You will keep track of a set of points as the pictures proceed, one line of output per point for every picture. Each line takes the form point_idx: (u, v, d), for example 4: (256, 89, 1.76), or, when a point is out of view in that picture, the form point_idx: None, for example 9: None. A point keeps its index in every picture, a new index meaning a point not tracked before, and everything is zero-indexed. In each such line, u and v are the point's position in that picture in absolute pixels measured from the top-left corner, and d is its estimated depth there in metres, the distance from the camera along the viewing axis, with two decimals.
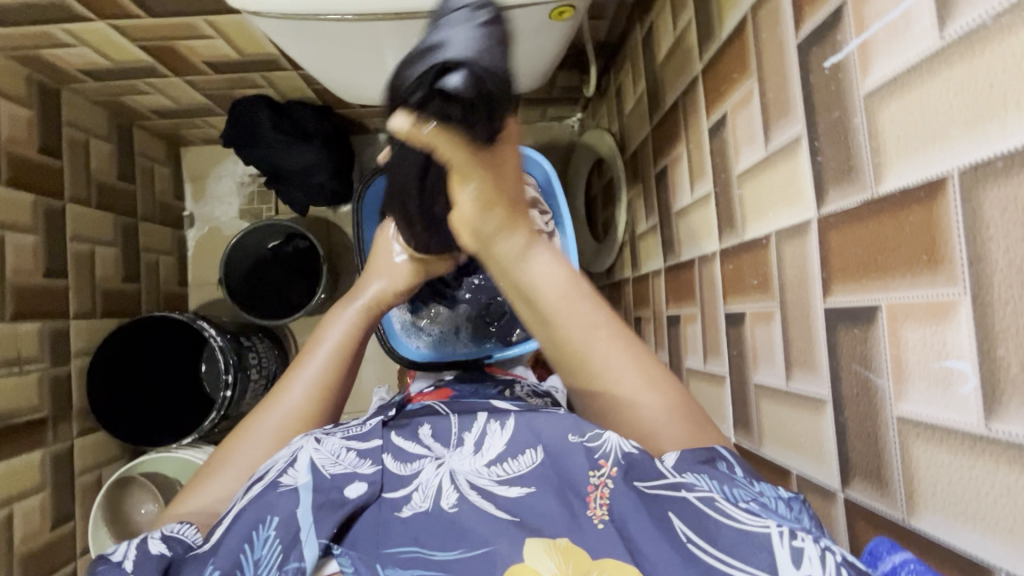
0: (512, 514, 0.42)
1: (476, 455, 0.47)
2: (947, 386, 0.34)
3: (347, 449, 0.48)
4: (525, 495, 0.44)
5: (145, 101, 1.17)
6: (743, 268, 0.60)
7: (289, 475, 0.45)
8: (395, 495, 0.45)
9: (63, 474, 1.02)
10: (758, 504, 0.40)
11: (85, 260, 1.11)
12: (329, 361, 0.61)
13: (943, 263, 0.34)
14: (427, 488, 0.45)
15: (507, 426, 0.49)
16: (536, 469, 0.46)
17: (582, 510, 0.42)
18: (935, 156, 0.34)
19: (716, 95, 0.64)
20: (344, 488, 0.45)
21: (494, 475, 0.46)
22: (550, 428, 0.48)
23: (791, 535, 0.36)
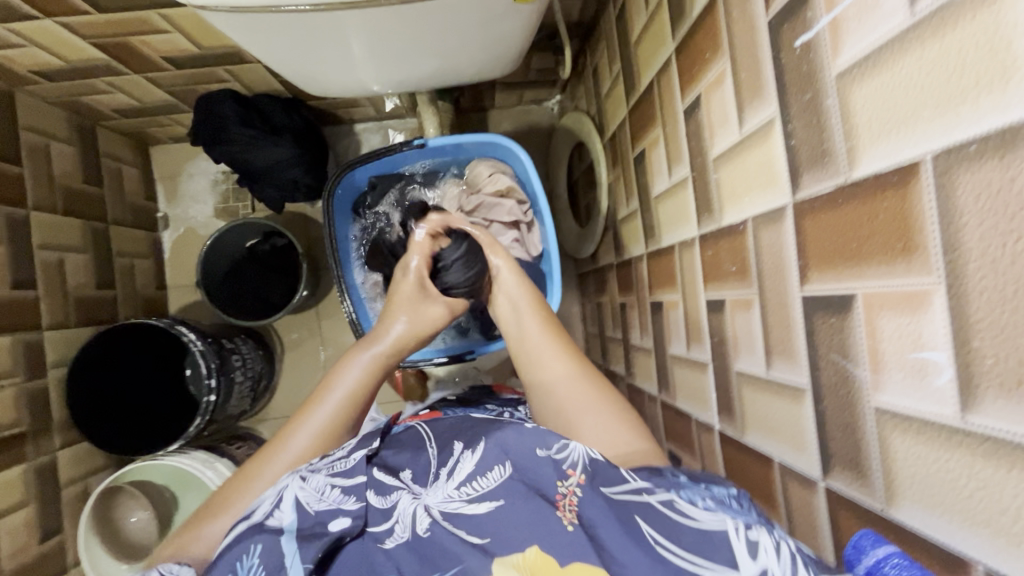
0: (480, 535, 0.44)
1: (448, 482, 0.50)
2: (923, 377, 0.33)
3: (332, 484, 0.50)
4: (494, 507, 0.45)
5: (105, 100, 1.12)
6: (721, 254, 0.59)
7: (275, 516, 0.46)
8: (378, 528, 0.48)
9: (48, 488, 1.00)
10: (716, 501, 0.42)
11: (55, 269, 1.08)
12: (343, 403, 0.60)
13: (917, 252, 0.33)
14: (405, 517, 0.47)
15: (477, 448, 0.52)
16: (503, 483, 0.47)
17: (553, 514, 0.43)
18: (909, 140, 0.33)
19: (690, 76, 0.62)
20: (328, 521, 0.47)
21: (464, 495, 0.48)
22: (518, 445, 0.49)
23: (746, 529, 0.38)
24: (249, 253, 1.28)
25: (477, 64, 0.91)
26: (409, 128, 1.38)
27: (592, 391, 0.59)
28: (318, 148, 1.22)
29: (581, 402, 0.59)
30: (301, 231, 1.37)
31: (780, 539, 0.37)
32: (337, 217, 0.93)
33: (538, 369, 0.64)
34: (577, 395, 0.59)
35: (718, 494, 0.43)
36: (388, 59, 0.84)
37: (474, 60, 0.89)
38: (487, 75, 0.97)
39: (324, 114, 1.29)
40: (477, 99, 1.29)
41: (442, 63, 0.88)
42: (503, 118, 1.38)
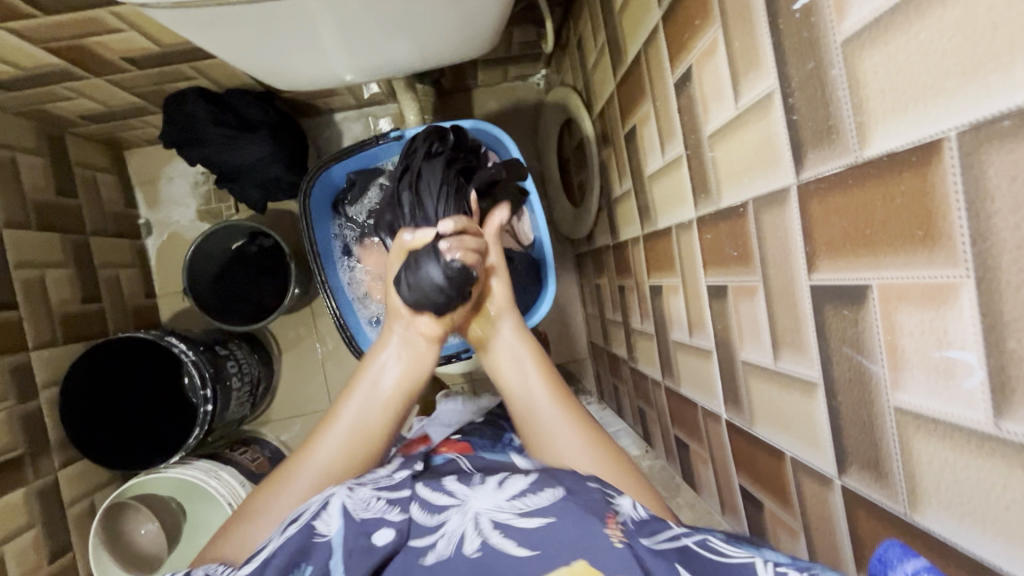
0: (531, 545, 0.42)
1: (497, 492, 0.48)
2: (950, 378, 0.30)
3: (378, 497, 0.49)
4: (545, 523, 0.44)
5: (69, 107, 1.07)
6: (721, 238, 0.55)
7: (322, 519, 0.46)
8: (421, 543, 0.45)
9: (52, 508, 0.99)
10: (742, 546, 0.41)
11: (36, 287, 1.04)
12: (367, 405, 0.59)
13: (940, 241, 0.29)
14: (453, 534, 0.45)
15: (530, 477, 0.51)
16: (554, 503, 0.46)
17: (601, 528, 0.42)
18: (928, 115, 0.29)
19: (679, 45, 0.57)
20: (373, 534, 0.45)
21: (515, 509, 0.46)
22: (570, 479, 0.50)
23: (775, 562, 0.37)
24: (236, 255, 1.24)
25: (453, 45, 0.85)
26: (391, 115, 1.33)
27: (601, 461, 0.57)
28: (297, 142, 1.17)
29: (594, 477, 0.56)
30: (288, 229, 1.33)
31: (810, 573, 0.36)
32: (317, 218, 0.88)
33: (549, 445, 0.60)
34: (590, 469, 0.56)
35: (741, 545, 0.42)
36: (358, 47, 0.79)
37: (449, 40, 0.83)
38: (465, 56, 0.92)
39: (301, 105, 1.24)
40: (459, 79, 1.23)
41: (416, 45, 0.82)
42: (488, 97, 1.32)
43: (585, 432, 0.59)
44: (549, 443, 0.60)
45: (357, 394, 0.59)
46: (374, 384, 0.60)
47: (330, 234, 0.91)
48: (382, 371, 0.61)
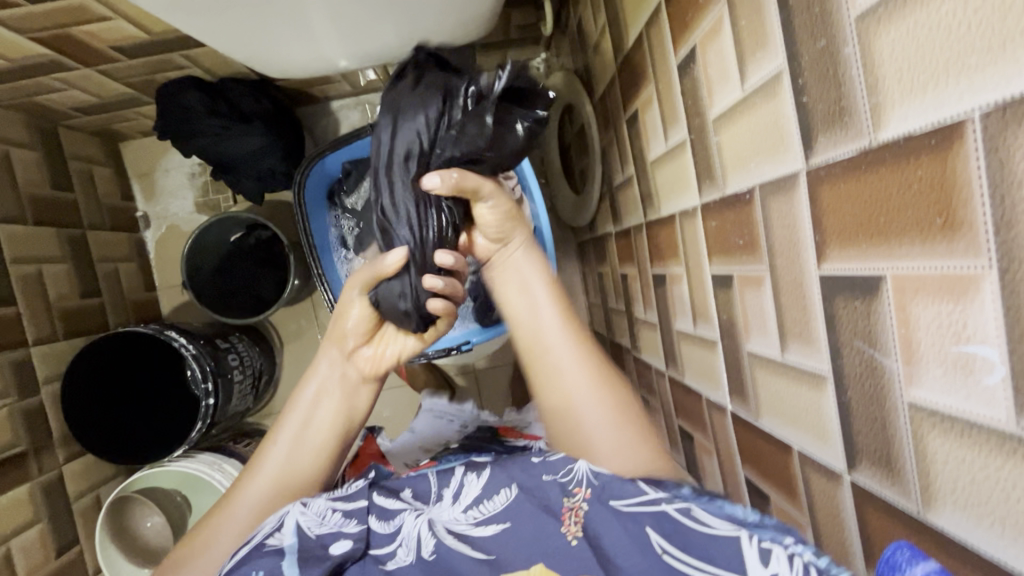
0: (486, 552, 0.44)
1: (455, 506, 0.50)
2: (969, 374, 0.29)
3: (334, 509, 0.50)
4: (500, 530, 0.46)
5: (61, 99, 1.05)
6: (727, 226, 0.53)
7: (276, 536, 0.46)
8: (380, 551, 0.46)
9: (58, 503, 1.00)
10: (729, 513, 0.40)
11: (35, 282, 1.04)
12: (297, 445, 0.60)
13: (960, 229, 0.28)
14: (410, 540, 0.46)
15: (482, 474, 0.53)
16: (508, 507, 0.48)
17: (558, 528, 0.44)
18: (950, 94, 0.27)
19: (683, 25, 0.55)
20: (331, 544, 0.46)
21: (471, 519, 0.48)
22: (524, 472, 0.52)
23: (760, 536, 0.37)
24: (234, 249, 1.24)
25: (449, 29, 0.83)
26: None
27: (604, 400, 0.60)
28: (293, 131, 1.15)
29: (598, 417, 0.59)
30: (286, 220, 1.31)
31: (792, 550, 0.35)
32: (312, 210, 0.87)
33: (557, 382, 0.61)
34: (595, 409, 0.59)
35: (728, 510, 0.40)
36: (351, 32, 0.77)
37: (444, 24, 0.81)
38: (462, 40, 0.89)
39: (296, 93, 1.21)
40: None
41: (410, 29, 0.80)
42: None
43: (591, 370, 0.61)
44: (555, 379, 0.61)
45: (288, 431, 0.60)
46: (305, 424, 0.61)
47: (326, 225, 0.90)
48: (316, 407, 0.61)
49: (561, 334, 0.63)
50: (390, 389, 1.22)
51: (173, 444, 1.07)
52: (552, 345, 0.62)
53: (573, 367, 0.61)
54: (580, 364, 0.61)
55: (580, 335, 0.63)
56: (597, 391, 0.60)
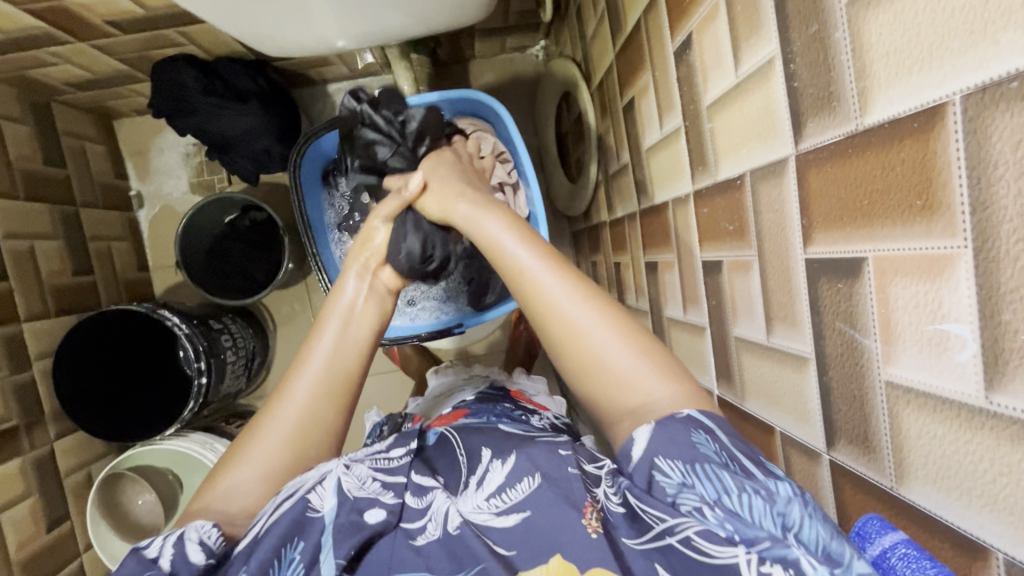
0: (508, 546, 0.43)
1: (478, 493, 0.49)
2: (942, 351, 0.30)
3: (374, 477, 0.49)
4: (523, 519, 0.44)
5: (54, 73, 1.04)
6: (717, 212, 0.54)
7: (317, 494, 0.46)
8: (411, 526, 0.46)
9: (48, 478, 1.00)
10: (726, 506, 0.37)
11: (26, 258, 1.03)
12: (337, 354, 0.55)
13: (939, 211, 0.28)
14: (439, 515, 0.46)
15: (507, 461, 0.51)
16: (531, 496, 0.46)
17: (577, 519, 0.43)
18: (932, 78, 0.28)
19: (681, 10, 0.55)
20: (364, 511, 0.45)
21: (494, 507, 0.47)
22: (549, 461, 0.48)
23: (760, 561, 0.35)
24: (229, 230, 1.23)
25: (447, 12, 0.83)
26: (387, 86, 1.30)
27: (602, 314, 0.48)
28: (288, 112, 1.14)
29: (609, 346, 0.47)
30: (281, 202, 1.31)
31: (795, 571, 0.34)
32: (307, 189, 0.87)
33: (553, 316, 0.48)
34: (621, 350, 0.47)
35: (744, 496, 0.37)
36: (350, 13, 0.77)
37: (444, 7, 0.81)
38: (462, 24, 0.89)
39: (293, 75, 1.21)
40: (456, 49, 1.20)
41: (409, 11, 0.80)
42: (486, 68, 1.28)
43: (596, 301, 0.48)
44: (547, 312, 0.48)
45: (329, 335, 0.56)
46: (345, 323, 0.57)
47: (322, 206, 0.90)
48: (353, 315, 0.58)
49: (528, 251, 0.51)
50: (382, 372, 1.22)
51: (150, 427, 1.06)
52: (520, 264, 0.51)
53: (570, 297, 0.48)
54: (578, 292, 0.49)
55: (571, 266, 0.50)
56: (613, 324, 0.47)
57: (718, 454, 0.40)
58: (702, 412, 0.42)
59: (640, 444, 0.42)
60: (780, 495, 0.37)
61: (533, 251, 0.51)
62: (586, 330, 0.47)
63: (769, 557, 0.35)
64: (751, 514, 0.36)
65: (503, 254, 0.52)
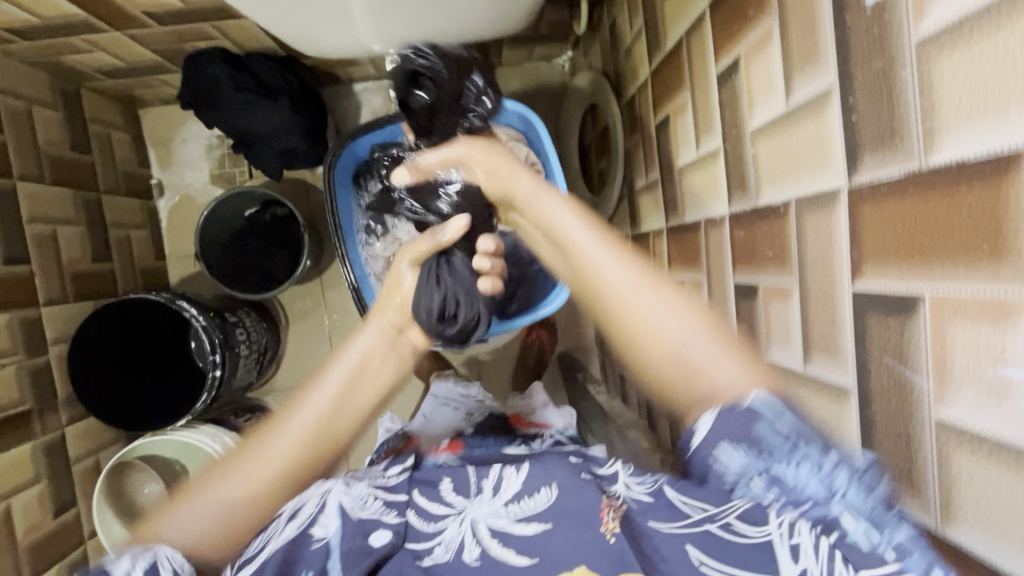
0: (530, 555, 0.43)
1: (494, 499, 0.49)
2: (1002, 397, 0.30)
3: (374, 497, 0.51)
4: (544, 530, 0.45)
5: (87, 61, 1.05)
6: (756, 236, 0.54)
7: (320, 524, 0.46)
8: (419, 545, 0.46)
9: (58, 465, 0.99)
10: (772, 477, 0.38)
11: (49, 242, 1.03)
12: (352, 386, 0.50)
13: (1008, 256, 0.29)
14: (450, 542, 0.46)
15: (522, 468, 0.51)
16: (552, 506, 0.46)
17: (597, 527, 0.43)
18: (1009, 124, 0.28)
19: (727, 34, 0.56)
20: (370, 535, 0.46)
21: (512, 514, 0.47)
22: (562, 470, 0.50)
23: (790, 532, 0.36)
24: (249, 224, 1.24)
25: (485, 22, 0.83)
26: None
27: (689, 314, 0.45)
28: (316, 110, 1.15)
29: (684, 334, 0.44)
30: (300, 198, 1.31)
31: (825, 531, 0.35)
32: (339, 191, 0.87)
33: (639, 323, 0.45)
34: (698, 339, 0.43)
35: (787, 467, 0.37)
36: (390, 19, 0.77)
37: (482, 18, 0.81)
38: (497, 34, 0.89)
39: (321, 73, 1.21)
40: (484, 55, 1.20)
41: (448, 20, 0.80)
42: (512, 76, 1.29)
43: (673, 293, 0.46)
44: (622, 306, 0.46)
45: (334, 382, 0.49)
46: (355, 372, 0.50)
47: (352, 209, 0.90)
48: (368, 366, 0.51)
49: (620, 263, 0.48)
50: None
51: (164, 413, 1.07)
52: (600, 274, 0.48)
53: (665, 307, 0.45)
54: (662, 294, 0.46)
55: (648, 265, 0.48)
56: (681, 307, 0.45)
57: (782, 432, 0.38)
58: (767, 393, 0.39)
59: (702, 431, 0.40)
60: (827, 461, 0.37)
61: (607, 247, 0.50)
62: (661, 322, 0.44)
63: (800, 523, 0.36)
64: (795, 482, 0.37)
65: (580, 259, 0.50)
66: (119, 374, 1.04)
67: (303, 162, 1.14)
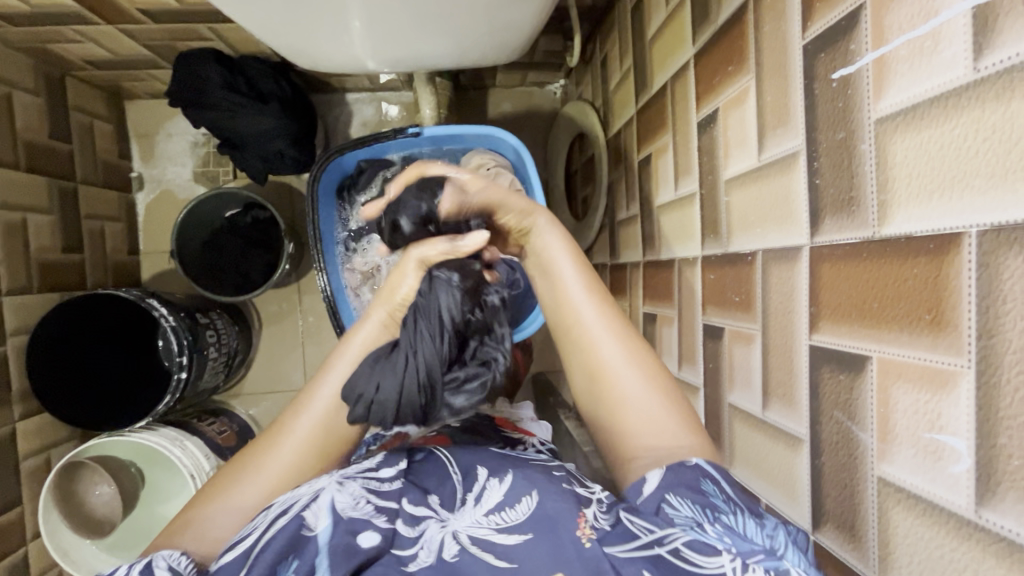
0: (511, 560, 0.43)
1: (476, 508, 0.49)
2: (936, 460, 0.32)
3: (367, 499, 0.49)
4: (523, 541, 0.45)
5: (76, 50, 1.03)
6: (724, 281, 0.56)
7: (310, 514, 0.46)
8: (403, 551, 0.45)
9: (5, 461, 0.94)
10: (724, 523, 0.40)
11: (16, 230, 1.00)
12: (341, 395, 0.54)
13: (946, 329, 0.31)
14: (432, 543, 0.46)
15: (505, 480, 0.51)
16: (532, 516, 0.46)
17: (572, 530, 0.44)
18: (952, 207, 0.30)
19: (709, 85, 0.58)
20: (358, 533, 0.45)
21: (492, 524, 0.47)
22: (544, 481, 0.50)
23: (744, 569, 0.36)
24: (228, 224, 1.22)
25: (479, 51, 0.85)
26: (405, 102, 1.31)
27: (645, 373, 0.51)
28: (307, 118, 1.15)
29: (637, 390, 0.50)
30: (283, 202, 1.31)
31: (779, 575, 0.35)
32: (322, 203, 0.87)
33: (596, 362, 0.52)
34: (638, 385, 0.50)
35: (734, 516, 0.40)
36: (386, 40, 0.79)
37: (477, 46, 0.83)
38: (490, 63, 0.92)
39: (315, 81, 1.21)
40: (478, 77, 1.22)
41: (444, 46, 0.82)
42: (504, 98, 1.31)
43: (630, 345, 0.52)
44: (589, 350, 0.52)
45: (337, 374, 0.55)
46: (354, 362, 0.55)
47: (334, 222, 0.90)
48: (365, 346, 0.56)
49: (593, 310, 0.53)
50: None
51: (125, 413, 1.04)
52: (578, 317, 0.53)
53: (617, 348, 0.51)
54: (622, 339, 0.52)
55: (625, 322, 0.53)
56: (638, 366, 0.51)
57: (728, 498, 0.42)
58: (710, 461, 0.44)
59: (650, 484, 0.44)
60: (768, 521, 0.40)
61: (587, 292, 0.54)
62: (619, 375, 0.50)
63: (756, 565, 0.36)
64: (744, 534, 0.39)
65: (564, 294, 0.54)
66: (77, 369, 1.01)
67: (289, 167, 1.13)
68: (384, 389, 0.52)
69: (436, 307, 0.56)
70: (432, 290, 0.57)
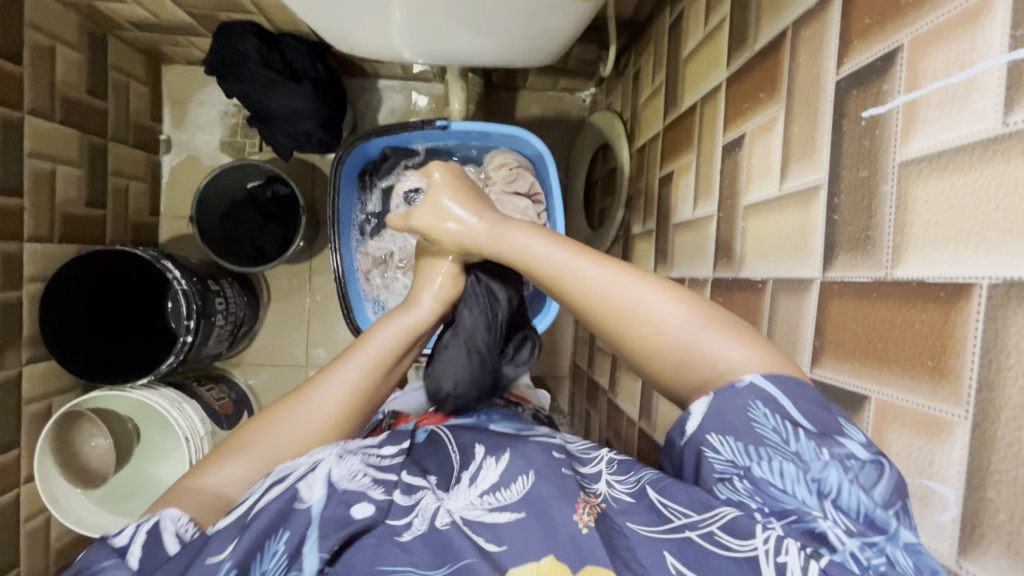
0: (498, 543, 0.42)
1: (470, 488, 0.47)
2: (924, 505, 0.33)
3: (365, 472, 0.47)
4: (516, 519, 0.43)
5: (121, 11, 1.06)
6: (732, 305, 0.57)
7: (306, 487, 0.44)
8: (397, 522, 0.44)
9: (9, 402, 0.96)
10: (755, 475, 0.37)
11: (44, 179, 1.02)
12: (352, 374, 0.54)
13: (947, 376, 0.31)
14: (426, 512, 0.45)
15: (502, 460, 0.49)
16: (526, 497, 0.45)
17: (570, 515, 0.42)
18: (966, 258, 0.30)
19: (738, 110, 0.58)
20: (353, 505, 0.43)
21: (486, 505, 0.45)
22: (541, 458, 0.48)
23: (777, 550, 0.34)
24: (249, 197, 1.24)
25: (514, 53, 0.86)
26: (434, 94, 1.32)
27: (679, 297, 0.45)
28: (337, 101, 1.16)
29: (678, 320, 0.44)
30: (305, 181, 1.33)
31: (812, 555, 0.33)
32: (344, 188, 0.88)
33: (600, 303, 0.46)
34: (667, 303, 0.44)
35: (777, 460, 0.36)
36: (425, 33, 0.80)
37: (513, 47, 0.84)
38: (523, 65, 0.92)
39: (348, 63, 1.23)
40: (510, 77, 1.23)
41: (480, 44, 0.83)
42: (534, 101, 1.31)
43: (652, 278, 0.46)
44: (601, 307, 0.46)
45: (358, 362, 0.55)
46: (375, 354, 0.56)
47: (353, 205, 0.91)
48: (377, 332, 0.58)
49: (591, 264, 0.48)
50: None
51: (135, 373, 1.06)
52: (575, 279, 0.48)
53: (624, 279, 0.46)
54: (626, 273, 0.47)
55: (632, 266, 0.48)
56: (668, 292, 0.45)
57: (783, 426, 0.36)
58: (764, 376, 0.38)
59: (697, 417, 0.40)
60: (815, 460, 0.35)
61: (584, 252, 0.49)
62: (651, 306, 0.44)
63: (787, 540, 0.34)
64: (782, 484, 0.36)
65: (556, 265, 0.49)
66: (82, 319, 1.02)
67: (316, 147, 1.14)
68: (459, 386, 0.65)
69: (481, 305, 0.67)
70: (478, 290, 0.66)
